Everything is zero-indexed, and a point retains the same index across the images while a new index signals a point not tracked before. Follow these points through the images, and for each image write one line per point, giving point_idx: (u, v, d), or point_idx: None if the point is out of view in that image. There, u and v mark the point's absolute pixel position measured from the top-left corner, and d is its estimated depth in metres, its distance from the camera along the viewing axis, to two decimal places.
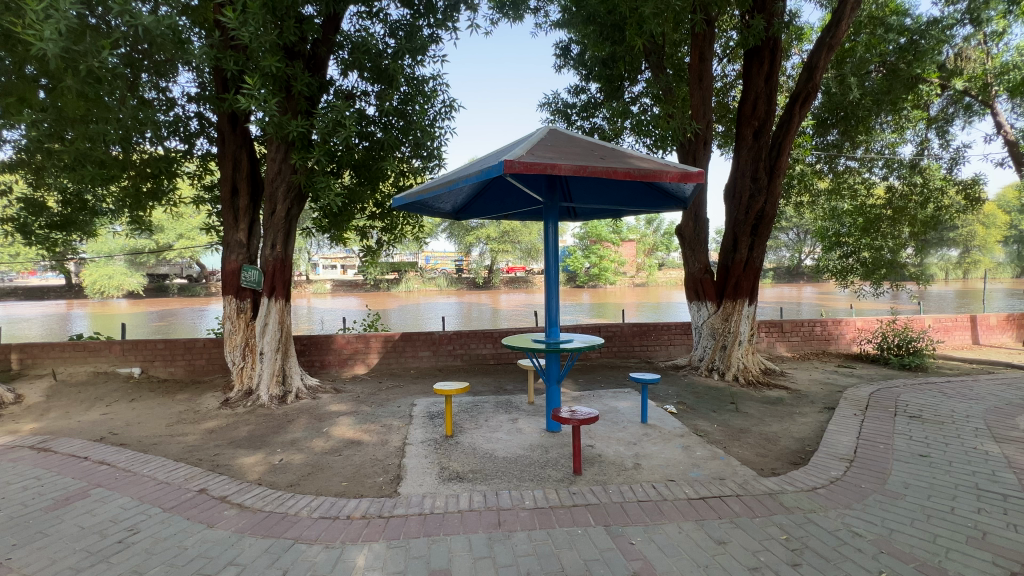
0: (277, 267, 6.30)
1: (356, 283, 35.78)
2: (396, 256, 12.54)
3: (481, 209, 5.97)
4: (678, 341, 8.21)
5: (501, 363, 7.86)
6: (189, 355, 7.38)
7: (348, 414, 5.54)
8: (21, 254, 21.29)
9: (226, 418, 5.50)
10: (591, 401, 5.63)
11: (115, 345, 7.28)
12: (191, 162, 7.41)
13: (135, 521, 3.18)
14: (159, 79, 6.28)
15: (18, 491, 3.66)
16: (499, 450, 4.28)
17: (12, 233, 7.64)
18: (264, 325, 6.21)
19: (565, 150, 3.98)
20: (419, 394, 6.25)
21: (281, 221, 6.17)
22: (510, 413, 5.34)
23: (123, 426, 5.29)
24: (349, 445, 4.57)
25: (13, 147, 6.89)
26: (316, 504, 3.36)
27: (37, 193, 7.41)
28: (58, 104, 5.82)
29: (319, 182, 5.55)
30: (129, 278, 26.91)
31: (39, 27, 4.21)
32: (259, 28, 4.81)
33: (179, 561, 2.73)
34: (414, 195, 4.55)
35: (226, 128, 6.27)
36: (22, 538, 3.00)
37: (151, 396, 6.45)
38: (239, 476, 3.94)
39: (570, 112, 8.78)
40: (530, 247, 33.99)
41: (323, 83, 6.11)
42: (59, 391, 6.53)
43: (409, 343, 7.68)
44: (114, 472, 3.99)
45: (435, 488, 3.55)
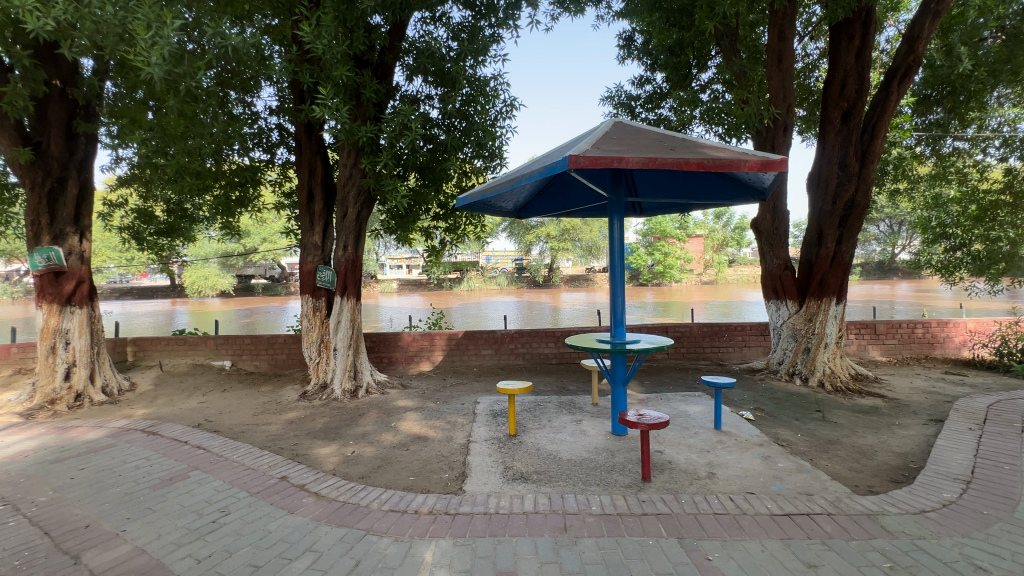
0: (348, 267, 6.60)
1: (420, 282, 37.11)
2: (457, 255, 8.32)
3: (543, 207, 5.91)
4: (753, 343, 7.67)
5: (563, 363, 7.76)
6: (272, 350, 7.95)
7: (415, 410, 5.70)
8: (136, 259, 24.20)
9: (304, 410, 5.86)
10: (659, 404, 5.39)
11: (209, 340, 7.98)
12: (273, 171, 7.99)
13: (226, 503, 3.45)
14: (245, 95, 6.82)
15: (131, 470, 4.09)
16: (563, 452, 4.21)
17: (129, 240, 8.65)
18: (337, 322, 6.53)
19: (633, 143, 3.81)
20: (482, 393, 6.31)
21: (352, 223, 6.47)
22: (574, 414, 5.25)
23: (216, 414, 5.78)
24: (416, 441, 4.69)
25: (129, 164, 7.80)
26: (386, 497, 3.46)
27: (147, 204, 8.30)
28: (162, 123, 6.47)
29: (387, 185, 5.74)
30: (222, 279, 29.65)
31: (147, 54, 4.64)
32: (332, 39, 5.05)
33: (264, 544, 2.91)
34: (478, 195, 4.59)
35: (303, 137, 6.66)
36: (135, 512, 3.35)
37: (240, 387, 7.02)
38: (316, 466, 4.16)
39: (634, 104, 8.46)
40: (590, 244, 33.44)
41: (390, 89, 6.33)
42: (164, 381, 7.29)
43: (472, 341, 7.78)
44: (209, 456, 4.36)
45: (500, 488, 3.54)
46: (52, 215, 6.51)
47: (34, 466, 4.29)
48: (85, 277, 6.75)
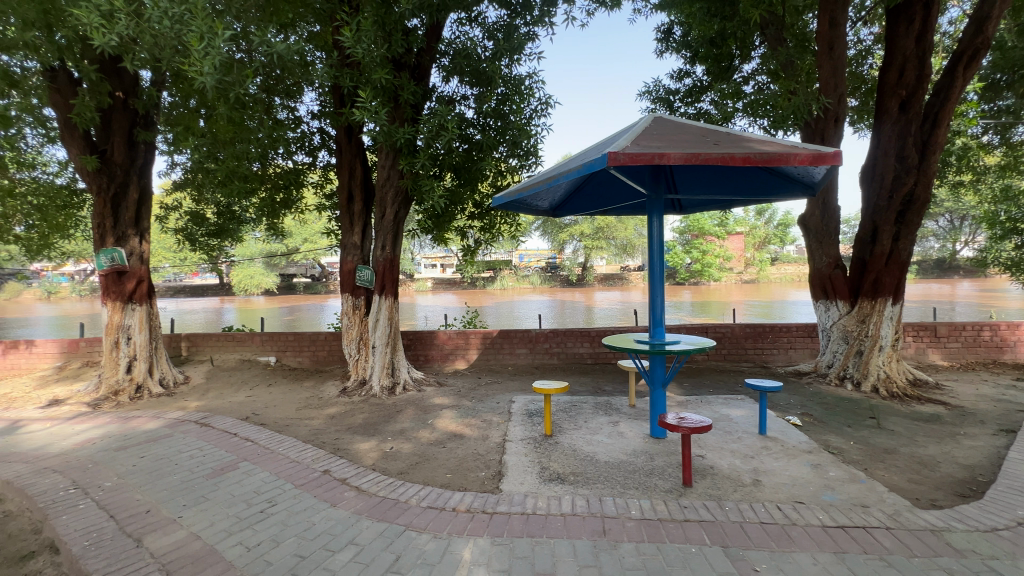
0: (386, 267, 6.74)
1: (454, 281, 37.53)
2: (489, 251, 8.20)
3: (580, 205, 5.85)
4: (799, 345, 7.34)
5: (599, 363, 7.66)
6: (314, 346, 8.21)
7: (451, 408, 5.76)
8: (188, 259, 25.59)
9: (345, 405, 6.03)
10: (699, 408, 5.24)
11: (256, 337, 8.33)
12: (315, 173, 8.25)
13: (273, 494, 3.58)
14: (289, 100, 7.06)
15: (186, 459, 4.32)
16: (600, 453, 4.15)
17: (183, 241, 9.14)
18: (376, 320, 6.68)
19: (674, 138, 3.71)
20: (517, 392, 6.30)
21: (390, 223, 6.60)
22: (610, 415, 5.17)
23: (262, 408, 6.03)
24: (453, 438, 4.73)
25: (184, 170, 8.25)
26: (424, 494, 3.51)
27: (199, 207, 8.74)
28: (213, 130, 6.80)
29: (424, 185, 5.81)
30: (267, 279, 30.92)
31: (200, 64, 4.88)
32: (372, 44, 5.16)
33: (309, 535, 3.01)
34: (515, 194, 4.59)
35: (343, 140, 6.84)
36: (191, 500, 3.53)
37: (284, 382, 7.30)
38: (356, 461, 4.26)
39: (673, 98, 8.25)
40: (624, 243, 32.88)
41: (427, 91, 6.42)
42: (215, 375, 7.67)
43: (507, 340, 7.79)
44: (256, 448, 4.55)
45: (537, 488, 3.53)
46: (115, 219, 6.94)
47: (100, 453, 4.59)
48: (144, 277, 7.18)
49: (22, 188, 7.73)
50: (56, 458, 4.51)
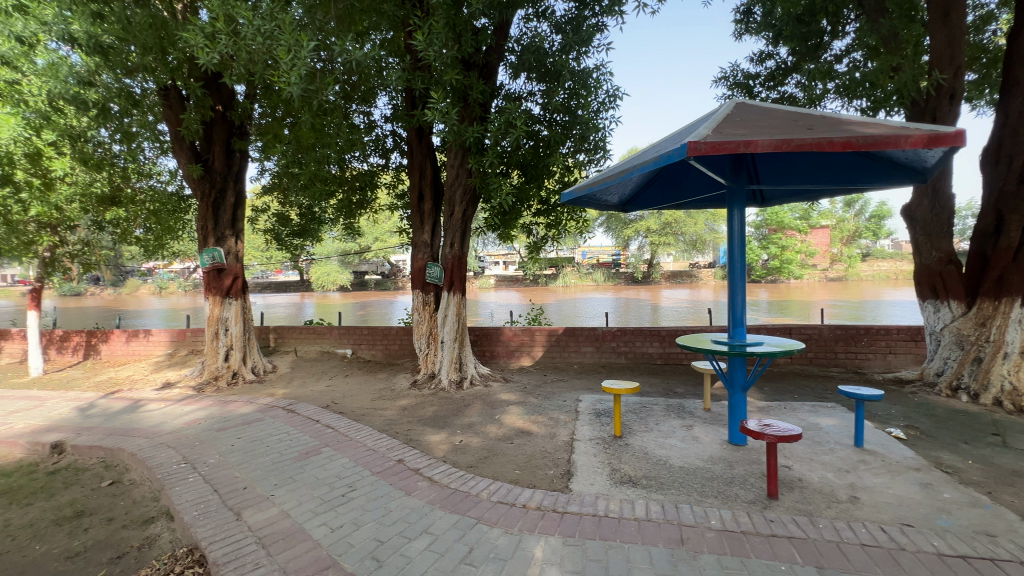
0: (455, 263, 6.88)
1: (516, 277, 37.85)
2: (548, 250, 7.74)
3: (652, 199, 5.64)
4: (900, 349, 6.61)
5: (670, 364, 7.36)
6: (386, 340, 8.59)
7: (518, 404, 5.79)
8: (274, 258, 27.82)
9: (415, 398, 6.24)
10: (784, 414, 4.87)
11: (334, 330, 8.86)
12: (387, 175, 8.60)
13: (352, 479, 3.78)
14: (364, 106, 7.41)
15: (276, 442, 4.68)
16: (674, 458, 3.97)
17: (271, 241, 9.93)
18: (445, 315, 6.84)
19: (760, 124, 3.45)
20: (584, 391, 6.20)
21: (459, 221, 6.73)
22: (684, 418, 4.94)
23: (340, 397, 6.39)
24: (520, 435, 4.75)
25: (272, 175, 8.94)
26: (494, 488, 3.54)
27: (285, 209, 9.43)
28: (298, 137, 7.30)
29: (492, 183, 5.86)
30: (342, 275, 32.88)
31: (288, 75, 5.24)
32: (442, 45, 5.28)
33: (386, 521, 3.13)
34: (585, 188, 4.49)
35: (415, 141, 7.07)
36: (281, 480, 3.82)
37: (359, 374, 7.71)
38: (428, 452, 4.40)
39: (753, 82, 7.71)
40: (694, 238, 31.42)
41: (495, 89, 6.46)
42: (298, 365, 8.26)
43: (573, 338, 7.70)
44: (337, 435, 4.83)
45: (608, 490, 3.44)
46: (215, 221, 7.66)
47: (205, 432, 5.10)
48: (239, 274, 7.85)
49: (140, 195, 8.73)
50: (169, 434, 5.07)
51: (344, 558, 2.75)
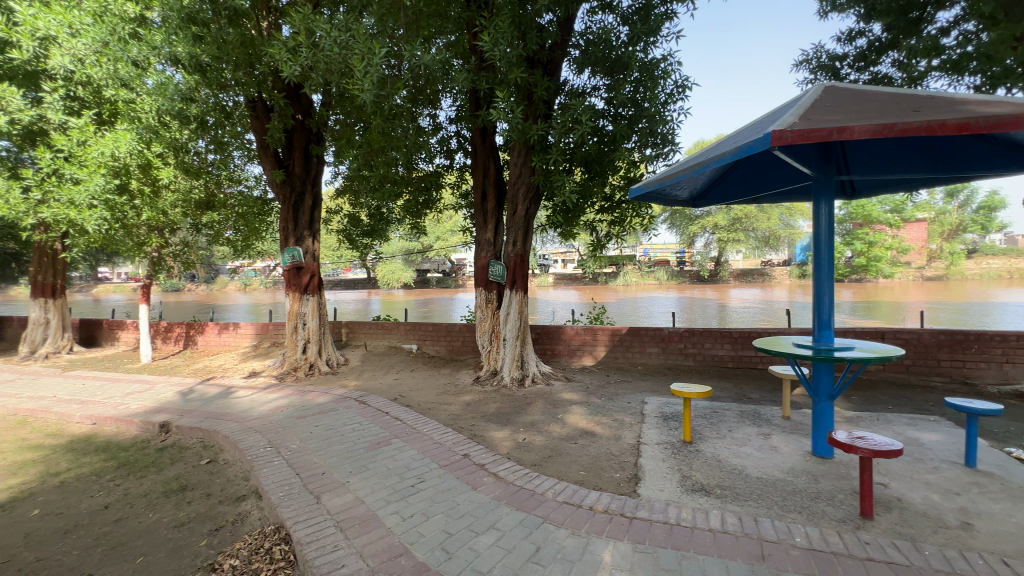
0: (518, 262, 6.89)
1: (575, 276, 37.43)
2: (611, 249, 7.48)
3: (725, 192, 5.35)
4: (1019, 359, 5.81)
5: (742, 368, 6.96)
6: (450, 336, 8.80)
7: (581, 404, 5.71)
8: (345, 257, 29.43)
9: (479, 394, 6.34)
10: (876, 427, 4.44)
11: (401, 326, 9.22)
12: (451, 175, 8.79)
13: (421, 471, 3.90)
14: (430, 109, 7.62)
15: (350, 431, 4.94)
16: (751, 467, 3.74)
17: (343, 241, 10.48)
18: (507, 313, 6.89)
19: (855, 109, 3.15)
20: (649, 393, 6.01)
21: (521, 220, 6.73)
22: (760, 426, 4.65)
23: (407, 391, 6.63)
24: (584, 435, 4.69)
25: (344, 178, 9.44)
26: (560, 488, 3.52)
27: (356, 210, 9.92)
28: (368, 141, 7.65)
29: (555, 181, 5.81)
30: (405, 273, 34.19)
31: (362, 82, 5.48)
32: (508, 45, 5.30)
33: (454, 514, 3.20)
34: (654, 183, 4.32)
35: (478, 141, 7.15)
36: (356, 467, 4.02)
37: (424, 369, 7.96)
38: (492, 448, 4.45)
39: (839, 64, 7.09)
40: (767, 234, 29.49)
41: (559, 85, 6.40)
42: (368, 359, 8.67)
43: (637, 338, 7.49)
44: (405, 428, 5.01)
45: (679, 498, 3.30)
46: (295, 222, 8.19)
47: (287, 419, 5.49)
48: (316, 272, 8.36)
49: (230, 199, 9.58)
50: (256, 420, 5.50)
51: (415, 547, 2.85)
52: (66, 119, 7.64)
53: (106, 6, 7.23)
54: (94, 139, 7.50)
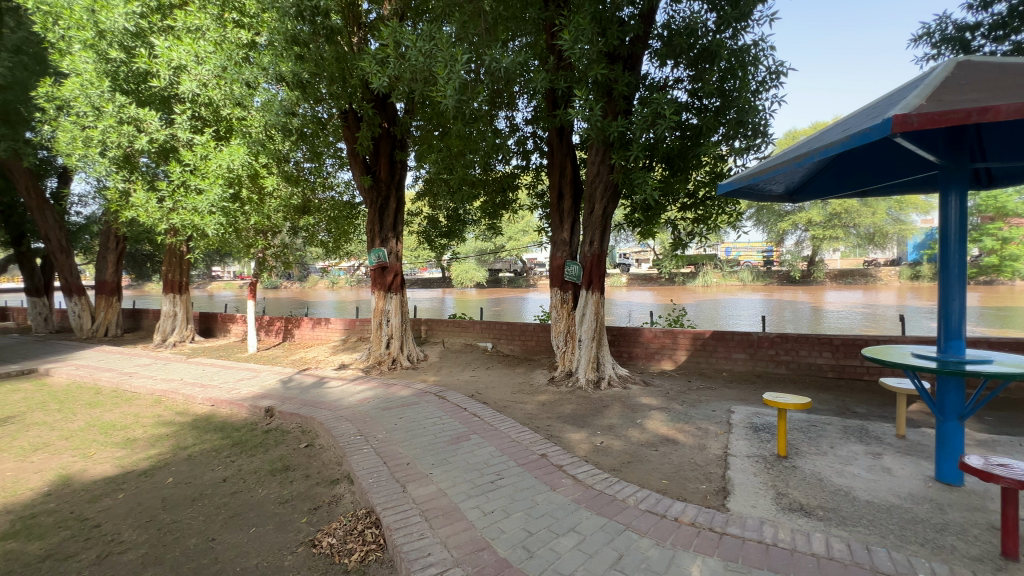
0: (594, 262, 6.77)
1: (650, 277, 36.09)
2: (689, 248, 7.10)
3: (827, 184, 4.89)
4: None
5: (845, 379, 6.32)
6: (524, 336, 8.88)
7: (661, 409, 5.50)
8: (422, 257, 30.70)
9: (554, 394, 6.34)
10: (1019, 454, 3.82)
11: (477, 324, 9.44)
12: (527, 175, 8.85)
13: (500, 468, 3.97)
14: (507, 111, 7.72)
15: (431, 425, 5.14)
16: (859, 489, 3.38)
17: (423, 242, 10.93)
18: (582, 314, 6.80)
19: (1000, 86, 2.72)
20: (737, 402, 5.64)
21: (599, 219, 6.61)
22: (869, 444, 4.19)
23: (483, 388, 6.78)
24: (665, 442, 4.51)
25: (425, 181, 9.85)
26: (642, 496, 3.41)
27: (435, 212, 10.31)
28: (448, 146, 7.92)
29: (636, 178, 5.65)
30: (478, 273, 35.02)
31: (445, 89, 5.67)
32: (588, 42, 5.22)
33: (534, 513, 3.22)
34: (747, 178, 4.02)
35: (555, 141, 7.12)
36: (437, 460, 4.18)
37: (500, 367, 8.10)
38: (570, 449, 4.42)
39: (972, 34, 6.20)
40: (871, 231, 26.52)
41: (639, 80, 6.22)
42: (446, 356, 8.99)
43: (721, 342, 7.06)
44: (483, 424, 5.12)
45: (774, 517, 3.07)
46: (380, 225, 8.69)
47: (374, 410, 5.84)
48: (399, 271, 8.82)
49: (324, 204, 10.38)
50: (347, 409, 5.91)
51: (497, 543, 2.90)
52: (192, 137, 8.72)
53: (224, 36, 8.35)
54: (214, 153, 8.45)
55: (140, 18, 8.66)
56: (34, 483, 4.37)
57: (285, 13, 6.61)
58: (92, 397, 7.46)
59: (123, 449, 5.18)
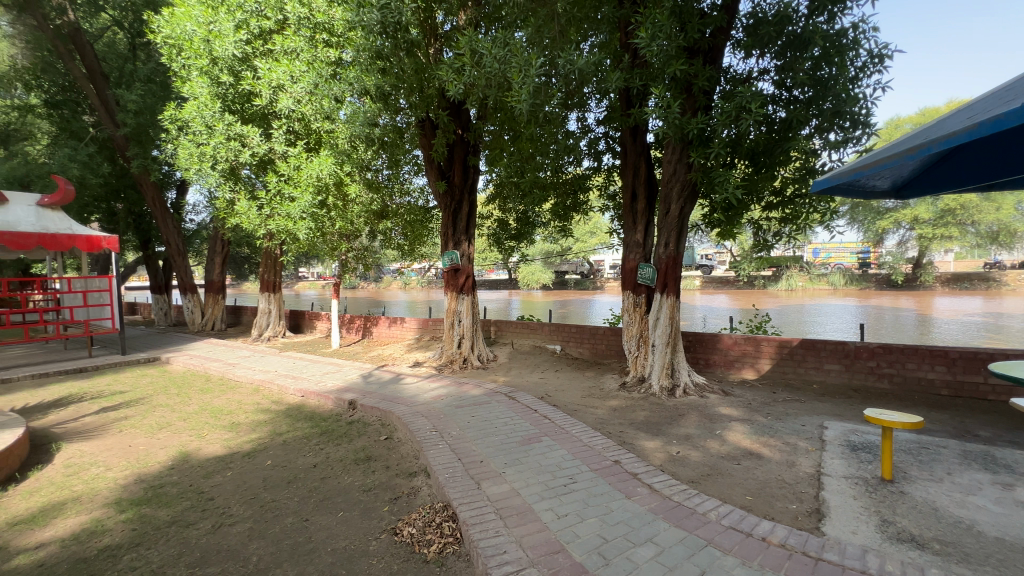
0: (669, 264, 6.52)
1: (726, 279, 34.11)
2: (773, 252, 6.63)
3: (940, 178, 4.38)
4: None
5: (963, 397, 5.60)
6: (594, 339, 8.74)
7: (742, 421, 5.19)
8: (490, 259, 31.31)
9: (626, 400, 6.19)
10: None
11: (546, 327, 9.44)
12: (599, 176, 8.74)
13: (572, 472, 3.95)
14: (579, 112, 7.68)
15: (502, 425, 5.22)
16: (984, 523, 2.98)
17: (493, 244, 11.13)
18: (656, 318, 6.59)
19: None
20: (830, 417, 5.18)
21: (675, 220, 6.37)
22: (997, 473, 3.67)
23: (553, 390, 6.78)
24: (749, 456, 4.25)
25: (495, 185, 10.05)
26: (724, 511, 3.24)
27: (506, 214, 10.48)
28: (519, 150, 8.04)
29: (716, 177, 5.40)
30: (545, 275, 34.99)
31: (518, 93, 5.76)
32: (666, 38, 5.06)
33: (608, 520, 3.17)
34: (848, 173, 3.66)
35: (628, 141, 6.95)
36: (510, 460, 4.24)
37: (569, 370, 8.07)
38: (644, 458, 4.29)
39: None
40: (995, 229, 23.23)
41: (720, 73, 5.94)
42: (515, 357, 9.11)
43: (812, 352, 6.52)
44: (554, 427, 5.12)
45: (879, 546, 2.79)
46: (454, 228, 8.98)
47: (448, 407, 6.04)
48: (471, 273, 9.07)
49: (400, 209, 10.89)
50: (423, 405, 6.16)
51: (572, 546, 2.89)
52: (287, 149, 9.58)
53: (316, 55, 9.05)
54: (305, 164, 9.21)
55: (246, 45, 9.66)
56: (160, 457, 4.99)
57: (369, 30, 7.04)
58: (204, 384, 8.38)
59: (230, 432, 5.78)
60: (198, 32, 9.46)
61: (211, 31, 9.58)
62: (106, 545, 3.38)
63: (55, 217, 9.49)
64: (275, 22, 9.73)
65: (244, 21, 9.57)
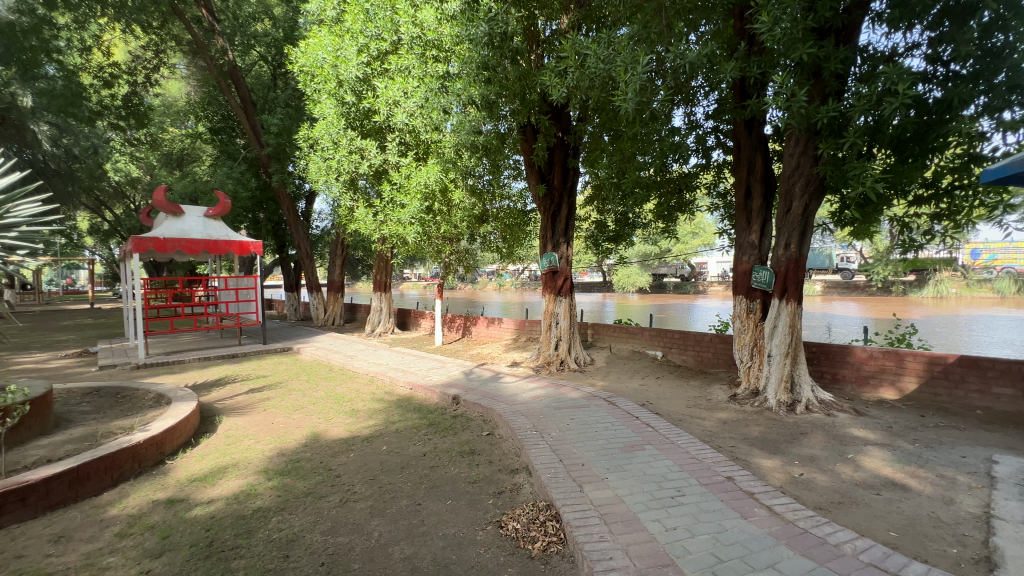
0: (790, 267, 5.95)
1: (855, 284, 30.07)
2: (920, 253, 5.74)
3: None
4: None
5: None
6: (699, 347, 8.25)
7: (881, 446, 4.56)
8: (584, 261, 30.94)
9: (736, 413, 5.76)
10: None
11: (646, 331, 9.12)
12: (707, 173, 8.25)
13: (680, 484, 3.77)
14: (687, 106, 7.32)
15: (603, 429, 5.15)
16: None
17: (589, 246, 11.00)
18: (774, 326, 6.05)
19: None
20: (1001, 451, 4.35)
21: (797, 217, 5.80)
22: None
23: (655, 398, 6.53)
24: (891, 487, 3.72)
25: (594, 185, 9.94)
26: (862, 545, 2.88)
27: (603, 215, 10.28)
28: (621, 149, 7.89)
29: (850, 169, 4.83)
30: (642, 277, 33.65)
31: (623, 93, 5.65)
32: (792, 20, 4.63)
33: (723, 539, 2.98)
34: None
35: (742, 134, 6.48)
36: (612, 466, 4.16)
37: (671, 377, 7.72)
38: (761, 477, 3.96)
39: None
40: None
41: (857, 53, 5.32)
42: (613, 361, 8.93)
43: (974, 371, 5.53)
44: (658, 436, 4.93)
45: None
46: (552, 230, 9.06)
47: (546, 408, 6.11)
48: (569, 275, 9.07)
49: (500, 213, 11.02)
50: (522, 405, 6.30)
51: (682, 562, 2.76)
52: (399, 160, 10.41)
53: (426, 70, 9.72)
54: (415, 172, 9.93)
55: (367, 67, 10.68)
56: (297, 435, 5.70)
57: (476, 42, 7.36)
58: (328, 373, 9.40)
59: (351, 417, 6.41)
60: (328, 59, 10.63)
61: (339, 57, 10.68)
62: (258, 506, 3.94)
63: (217, 226, 11.24)
64: (391, 43, 10.56)
65: (365, 45, 10.53)
